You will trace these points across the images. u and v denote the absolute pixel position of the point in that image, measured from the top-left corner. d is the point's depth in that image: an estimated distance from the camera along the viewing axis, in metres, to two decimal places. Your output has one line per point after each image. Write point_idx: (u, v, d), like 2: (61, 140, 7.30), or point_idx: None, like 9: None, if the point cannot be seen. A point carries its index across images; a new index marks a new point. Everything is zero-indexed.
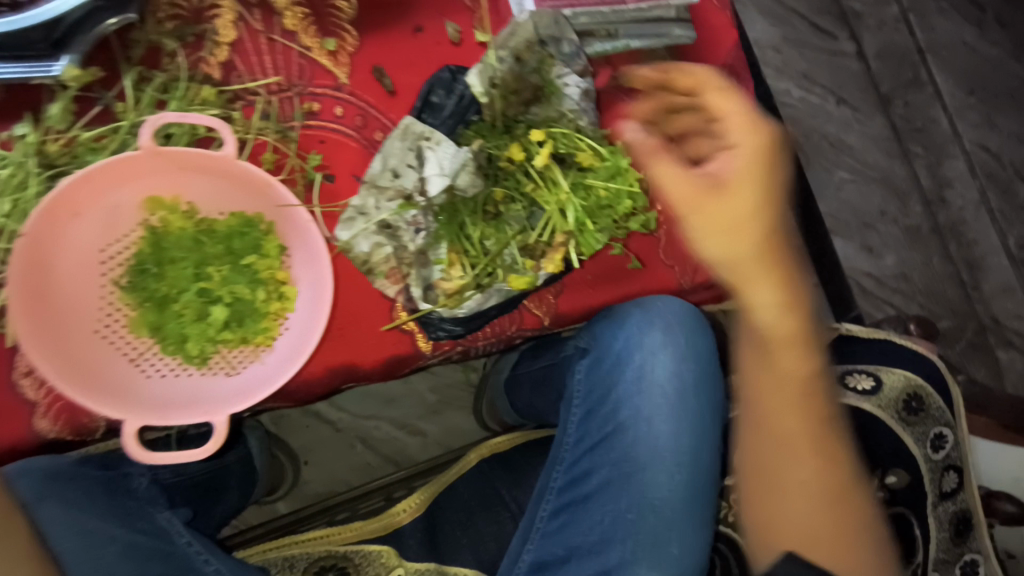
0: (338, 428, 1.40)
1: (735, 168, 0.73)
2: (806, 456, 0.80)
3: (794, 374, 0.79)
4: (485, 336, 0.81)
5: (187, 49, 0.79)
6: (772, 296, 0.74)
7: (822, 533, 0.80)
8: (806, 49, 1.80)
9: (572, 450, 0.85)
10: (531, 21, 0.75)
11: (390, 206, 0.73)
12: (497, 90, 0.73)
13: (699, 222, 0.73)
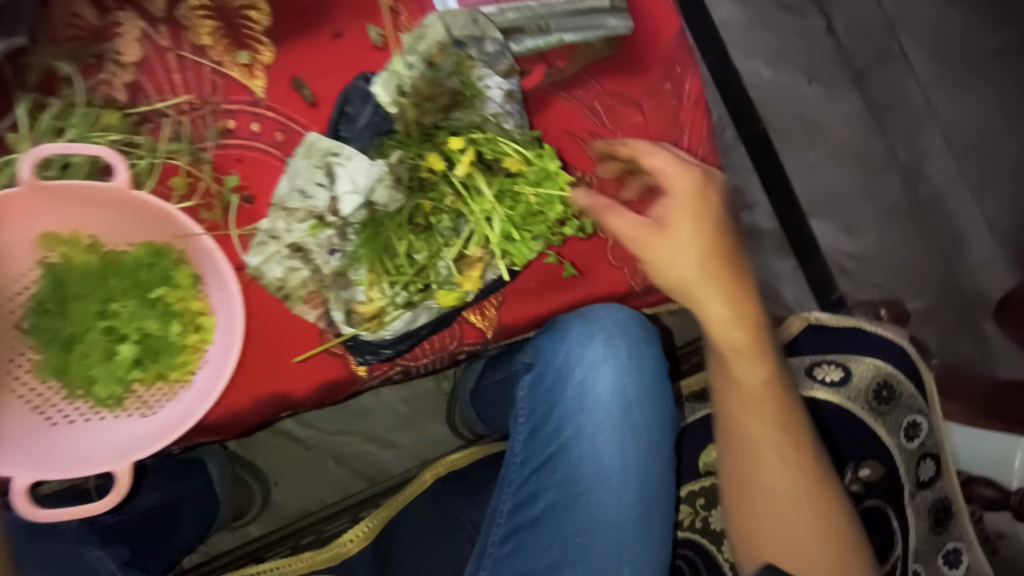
0: (309, 446, 1.36)
1: (674, 210, 0.73)
2: (766, 462, 0.76)
3: (744, 382, 0.76)
4: (424, 352, 0.82)
5: (85, 73, 0.75)
6: (723, 312, 0.73)
7: (790, 538, 0.76)
8: (775, 27, 1.74)
9: (520, 471, 0.81)
10: (441, 21, 0.72)
11: (301, 227, 0.70)
12: (407, 98, 0.71)
13: (646, 253, 0.73)
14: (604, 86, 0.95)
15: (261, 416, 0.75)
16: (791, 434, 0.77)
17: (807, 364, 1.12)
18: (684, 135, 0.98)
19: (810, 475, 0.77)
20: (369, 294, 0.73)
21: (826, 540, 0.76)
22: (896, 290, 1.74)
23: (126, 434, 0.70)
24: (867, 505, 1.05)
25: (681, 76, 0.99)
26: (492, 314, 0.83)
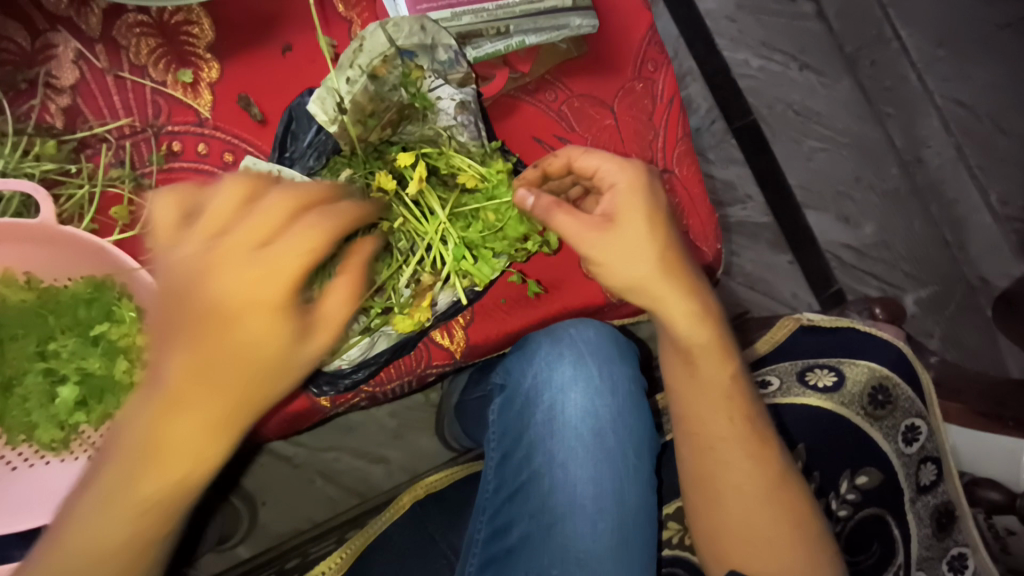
0: (295, 464, 1.32)
1: (623, 203, 0.68)
2: (733, 464, 0.74)
3: (709, 382, 0.74)
4: (392, 376, 0.79)
5: (18, 98, 0.72)
6: (683, 307, 0.70)
7: (760, 543, 0.74)
8: (763, 14, 1.68)
9: (493, 498, 0.77)
10: (381, 31, 0.68)
11: None
12: (349, 115, 0.68)
13: (599, 249, 0.66)
14: (571, 88, 0.91)
15: None
16: (760, 435, 0.75)
17: (799, 368, 1.07)
18: (658, 137, 0.93)
19: (780, 477, 0.75)
20: None
21: (796, 544, 0.74)
22: (898, 280, 1.69)
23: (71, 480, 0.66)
24: (865, 513, 1.01)
25: (653, 74, 0.94)
26: (460, 334, 0.80)
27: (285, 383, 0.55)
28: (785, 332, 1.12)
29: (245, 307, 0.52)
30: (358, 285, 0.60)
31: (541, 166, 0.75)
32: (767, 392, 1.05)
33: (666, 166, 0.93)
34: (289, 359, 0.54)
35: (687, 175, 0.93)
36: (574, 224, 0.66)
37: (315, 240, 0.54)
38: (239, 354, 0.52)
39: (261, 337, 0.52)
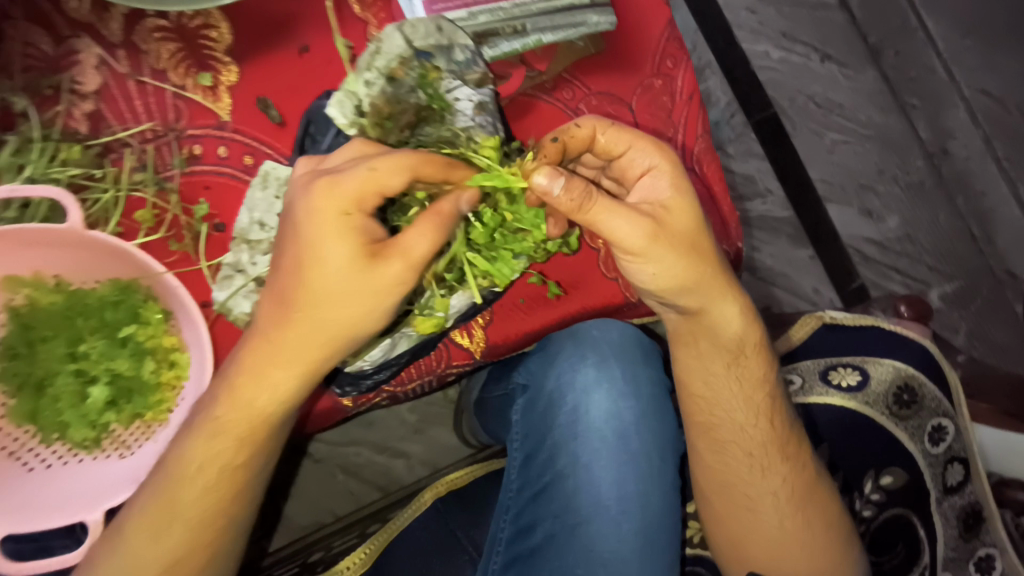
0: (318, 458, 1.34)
1: (669, 194, 0.68)
2: (767, 470, 0.79)
3: (744, 388, 0.78)
4: (412, 376, 0.79)
5: (43, 104, 0.73)
6: (735, 311, 0.74)
7: (790, 546, 0.79)
8: (783, 5, 1.65)
9: (517, 499, 0.77)
10: (399, 33, 0.68)
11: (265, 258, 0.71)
12: (368, 119, 0.68)
13: (658, 252, 0.65)
14: (588, 85, 0.90)
15: None
16: (791, 443, 0.81)
17: (822, 367, 1.06)
18: (678, 134, 0.93)
19: (807, 484, 0.81)
20: None
21: (825, 547, 0.79)
22: (921, 274, 1.66)
23: (103, 477, 0.67)
24: (887, 514, 0.99)
25: (672, 71, 0.93)
26: (479, 334, 0.80)
27: (369, 312, 0.59)
28: (807, 329, 1.10)
29: (323, 241, 0.57)
30: (441, 226, 0.59)
31: (561, 138, 0.67)
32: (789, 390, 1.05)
33: (688, 163, 0.93)
34: (375, 285, 0.58)
35: (708, 172, 0.93)
36: (632, 224, 0.63)
37: (384, 172, 0.57)
38: (325, 283, 0.57)
39: (338, 263, 0.57)
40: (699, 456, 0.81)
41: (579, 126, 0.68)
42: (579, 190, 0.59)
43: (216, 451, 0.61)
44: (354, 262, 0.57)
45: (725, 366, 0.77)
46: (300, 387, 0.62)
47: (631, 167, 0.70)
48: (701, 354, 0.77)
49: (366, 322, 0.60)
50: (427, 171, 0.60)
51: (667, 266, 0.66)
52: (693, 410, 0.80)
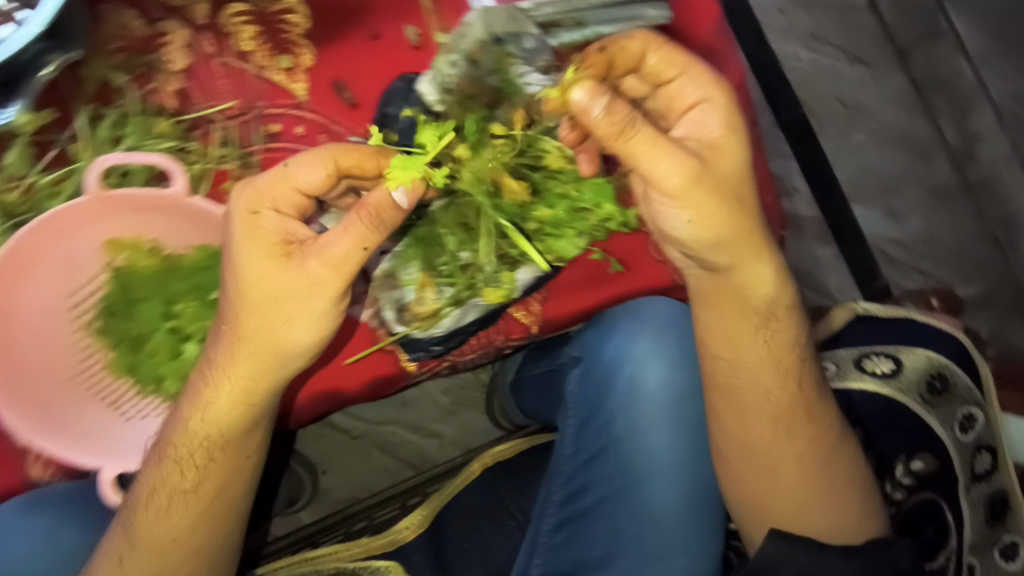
0: (355, 436, 1.37)
1: (719, 132, 0.64)
2: (793, 431, 0.76)
3: (771, 351, 0.74)
4: (471, 348, 0.83)
5: (138, 81, 0.78)
6: (763, 270, 0.69)
7: (810, 508, 0.76)
8: (813, 7, 1.69)
9: (569, 464, 0.83)
10: (482, 21, 0.74)
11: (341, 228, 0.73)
12: (452, 96, 0.72)
13: (699, 199, 0.61)
14: None
15: (319, 410, 0.80)
16: (819, 405, 0.77)
17: (856, 355, 1.09)
18: None
19: (832, 447, 0.77)
20: (421, 292, 0.74)
21: (846, 507, 0.76)
22: (943, 275, 1.69)
23: None
24: (919, 498, 1.03)
25: (721, 64, 0.97)
26: (536, 309, 0.84)
27: (302, 316, 0.61)
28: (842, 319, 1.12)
29: (240, 253, 0.60)
30: (375, 222, 0.60)
31: (608, 50, 0.66)
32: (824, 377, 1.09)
33: None
34: (298, 285, 0.60)
35: (752, 161, 0.97)
36: (675, 162, 0.59)
37: (320, 178, 0.61)
38: (259, 290, 0.61)
39: (257, 272, 0.60)
40: (718, 417, 0.77)
41: (630, 40, 0.66)
42: (622, 115, 0.56)
43: (184, 475, 0.67)
44: (270, 268, 0.60)
45: (755, 325, 0.72)
46: (241, 395, 0.65)
47: (680, 96, 0.66)
48: (729, 316, 0.72)
49: (290, 333, 0.62)
50: (352, 161, 0.62)
51: (705, 213, 0.62)
52: (715, 372, 0.76)
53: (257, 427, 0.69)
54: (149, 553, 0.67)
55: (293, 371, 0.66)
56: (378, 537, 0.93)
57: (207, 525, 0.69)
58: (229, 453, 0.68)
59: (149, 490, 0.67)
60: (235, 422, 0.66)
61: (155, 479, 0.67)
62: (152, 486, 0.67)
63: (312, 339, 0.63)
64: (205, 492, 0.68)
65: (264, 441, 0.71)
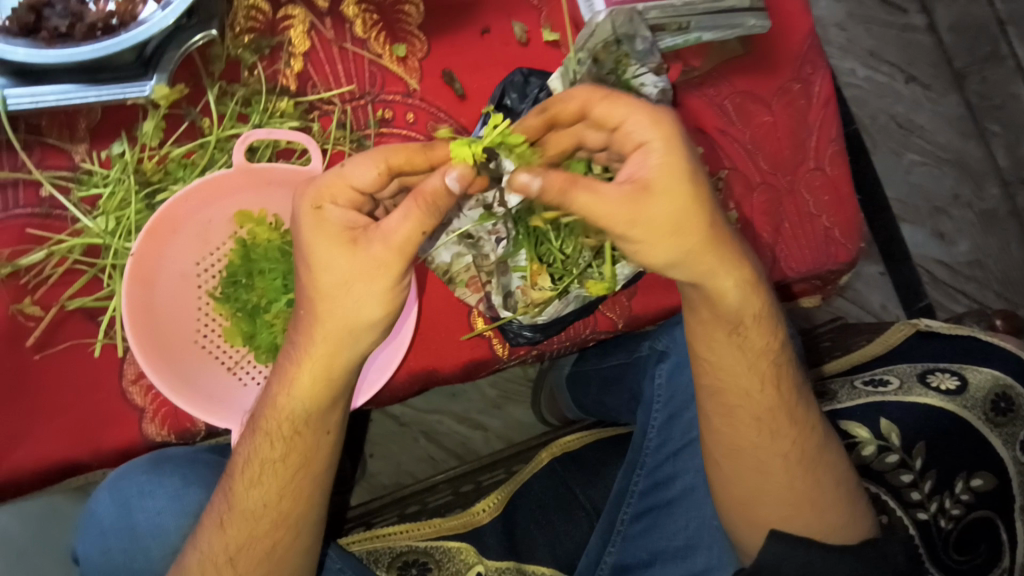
0: (402, 422, 1.39)
1: (656, 172, 0.62)
2: (778, 434, 0.81)
3: (747, 354, 0.79)
4: (559, 338, 0.85)
5: (264, 62, 0.81)
6: (740, 277, 0.71)
7: (794, 509, 0.81)
8: (873, 25, 1.69)
9: (653, 455, 0.90)
10: (608, 21, 0.77)
11: (471, 215, 0.73)
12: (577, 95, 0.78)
13: (641, 234, 0.62)
14: (734, 85, 0.96)
15: (411, 389, 0.82)
16: (802, 409, 0.82)
17: (920, 371, 1.09)
18: (812, 136, 0.99)
19: (817, 452, 0.82)
20: (534, 279, 0.76)
21: (826, 509, 0.81)
22: (989, 300, 1.69)
23: None
24: (977, 516, 1.03)
25: (811, 76, 1.00)
26: (624, 304, 0.87)
27: (376, 294, 0.59)
28: (901, 336, 1.17)
29: (311, 244, 0.59)
30: (430, 207, 0.56)
31: (550, 111, 0.67)
32: (886, 389, 1.08)
33: (818, 163, 0.98)
34: (363, 270, 0.58)
35: (835, 173, 0.99)
36: (612, 208, 0.60)
37: (371, 167, 0.59)
38: (333, 283, 0.59)
39: (318, 259, 0.59)
40: (707, 419, 0.83)
41: (570, 98, 0.66)
42: (557, 180, 0.58)
43: (272, 447, 0.67)
44: (338, 255, 0.58)
45: (727, 332, 0.77)
46: (320, 377, 0.64)
47: (627, 140, 0.64)
48: (706, 323, 0.78)
49: (360, 314, 0.60)
50: (402, 159, 0.59)
51: (654, 245, 0.64)
52: (701, 373, 0.82)
53: (338, 404, 0.68)
54: (244, 518, 0.69)
55: (362, 350, 0.64)
56: (453, 517, 0.94)
57: (295, 495, 0.70)
58: (311, 429, 0.68)
59: (245, 461, 0.69)
60: (317, 401, 0.66)
61: (250, 450, 0.68)
62: (247, 456, 0.68)
63: (380, 315, 0.61)
64: (289, 468, 0.69)
65: (343, 419, 0.70)
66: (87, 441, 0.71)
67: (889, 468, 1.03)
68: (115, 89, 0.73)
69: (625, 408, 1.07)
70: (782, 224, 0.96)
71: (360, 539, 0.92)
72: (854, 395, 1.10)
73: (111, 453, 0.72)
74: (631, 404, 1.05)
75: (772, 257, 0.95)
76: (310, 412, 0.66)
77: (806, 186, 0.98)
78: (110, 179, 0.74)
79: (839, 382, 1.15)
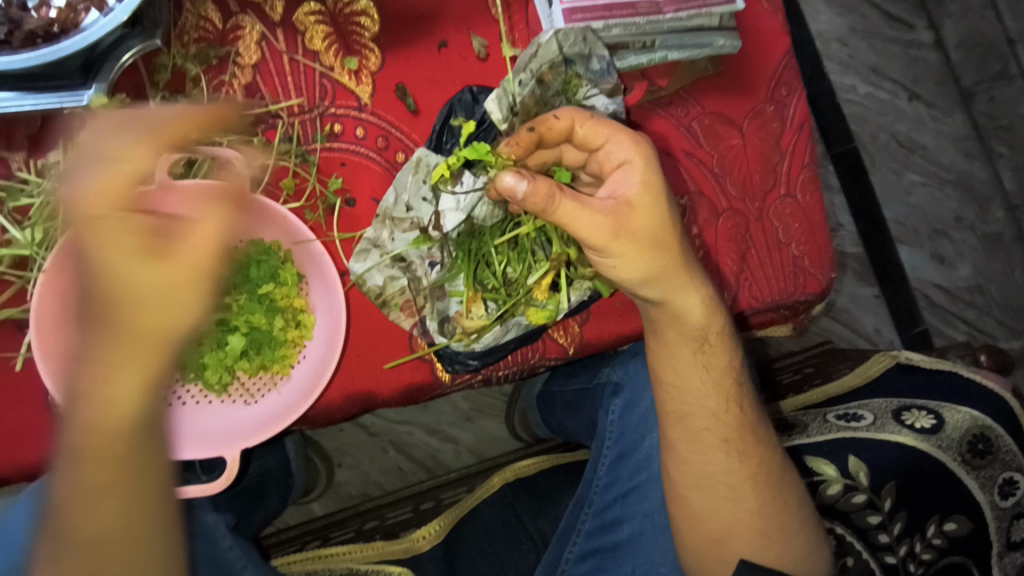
0: (371, 432, 1.27)
1: (638, 191, 0.65)
2: (746, 457, 0.77)
3: (710, 374, 0.76)
4: (506, 363, 0.82)
5: (209, 73, 0.79)
6: (701, 295, 0.71)
7: (765, 538, 0.76)
8: (876, 40, 1.62)
9: (602, 494, 0.87)
10: (554, 40, 0.75)
11: (405, 237, 0.76)
12: (518, 118, 0.76)
13: (623, 246, 0.63)
14: (703, 105, 0.92)
15: (350, 411, 0.79)
16: (764, 428, 0.79)
17: (895, 407, 1.05)
18: (783, 160, 0.95)
19: (781, 473, 0.79)
20: (468, 306, 0.77)
21: (796, 535, 0.77)
22: (989, 327, 1.62)
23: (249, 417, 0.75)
24: (947, 561, 0.99)
25: (785, 98, 0.96)
26: (575, 331, 0.83)
27: (193, 302, 0.48)
28: (882, 366, 1.11)
29: (91, 245, 0.46)
30: (222, 221, 0.50)
31: (538, 129, 0.68)
32: (858, 425, 1.03)
33: (789, 190, 0.95)
34: (163, 286, 0.47)
35: (808, 201, 0.95)
36: (599, 220, 0.61)
37: (131, 172, 0.47)
38: (97, 275, 0.46)
39: (122, 279, 0.46)
40: (673, 449, 0.78)
41: (558, 117, 0.67)
42: (545, 192, 0.59)
43: (123, 476, 0.49)
44: (136, 263, 0.46)
45: (692, 350, 0.75)
46: (132, 369, 0.47)
47: (606, 160, 0.67)
48: (671, 344, 0.76)
49: (169, 317, 0.47)
50: (175, 133, 0.53)
51: (630, 258, 0.65)
52: (665, 398, 0.78)
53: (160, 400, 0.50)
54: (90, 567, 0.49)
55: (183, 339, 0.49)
56: (394, 541, 0.92)
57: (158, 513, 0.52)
58: (137, 431, 0.49)
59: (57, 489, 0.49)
60: (153, 375, 0.48)
61: (76, 484, 0.49)
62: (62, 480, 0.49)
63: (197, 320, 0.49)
64: (150, 492, 0.51)
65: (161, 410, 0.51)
66: (9, 456, 0.70)
67: (855, 509, 0.98)
68: (52, 98, 0.71)
69: (583, 432, 1.04)
70: (748, 252, 0.92)
71: (302, 560, 0.91)
72: (824, 429, 1.04)
73: (33, 470, 0.72)
74: (588, 429, 1.02)
75: (735, 284, 0.91)
76: (140, 420, 0.49)
77: (777, 213, 0.94)
78: (44, 190, 0.73)
79: (813, 414, 1.09)
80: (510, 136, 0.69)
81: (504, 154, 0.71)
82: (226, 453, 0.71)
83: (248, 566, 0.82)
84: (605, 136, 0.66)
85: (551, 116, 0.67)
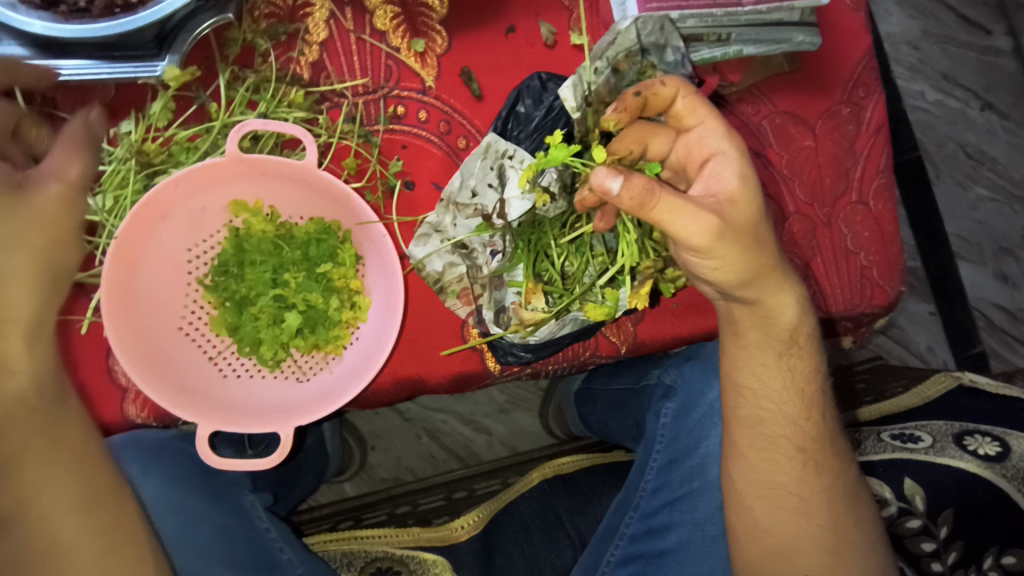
0: (405, 416, 1.26)
1: (735, 184, 0.62)
2: (821, 468, 0.75)
3: (793, 377, 0.74)
4: (556, 358, 0.82)
5: (278, 49, 0.79)
6: (792, 295, 0.70)
7: (834, 556, 0.73)
8: (951, 44, 1.54)
9: (649, 499, 0.85)
10: (633, 28, 0.73)
11: (467, 223, 0.77)
12: (592, 106, 0.73)
13: (728, 247, 0.60)
14: (777, 104, 0.89)
15: (397, 396, 0.80)
16: (838, 441, 0.77)
17: (957, 431, 0.98)
18: (858, 166, 0.91)
19: (852, 487, 0.76)
20: (528, 298, 0.75)
21: (867, 553, 0.74)
22: None
23: (296, 402, 0.75)
24: None
25: (864, 100, 0.91)
26: (629, 329, 0.82)
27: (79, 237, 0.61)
28: (941, 387, 1.07)
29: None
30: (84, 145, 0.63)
31: (644, 93, 0.66)
32: (915, 446, 0.97)
33: (862, 197, 0.90)
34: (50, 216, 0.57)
35: (883, 210, 0.91)
36: (702, 216, 0.57)
37: None
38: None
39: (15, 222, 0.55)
40: (741, 455, 0.75)
41: (663, 84, 0.65)
42: (640, 188, 0.55)
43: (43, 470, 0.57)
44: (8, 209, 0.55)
45: (778, 352, 0.73)
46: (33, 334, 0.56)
47: (697, 147, 0.65)
48: (751, 346, 0.73)
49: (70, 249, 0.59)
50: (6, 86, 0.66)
51: (730, 264, 0.62)
52: (738, 403, 0.75)
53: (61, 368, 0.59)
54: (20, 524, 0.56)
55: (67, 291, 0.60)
56: (431, 529, 0.93)
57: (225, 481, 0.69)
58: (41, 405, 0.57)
59: None
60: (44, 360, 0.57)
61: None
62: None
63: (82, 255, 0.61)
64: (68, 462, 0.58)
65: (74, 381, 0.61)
66: None
67: (909, 534, 0.92)
68: (127, 68, 0.72)
69: (627, 433, 1.02)
70: (814, 259, 0.88)
71: (337, 539, 0.94)
72: (880, 449, 1.00)
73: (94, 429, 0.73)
74: (633, 430, 1.00)
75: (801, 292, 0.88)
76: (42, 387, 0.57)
77: (847, 219, 0.90)
78: (115, 157, 0.74)
79: (866, 431, 1.06)
80: (618, 99, 0.67)
81: (607, 120, 0.68)
82: (278, 430, 0.71)
83: (286, 547, 0.83)
84: (705, 122, 0.65)
85: (659, 82, 0.65)
